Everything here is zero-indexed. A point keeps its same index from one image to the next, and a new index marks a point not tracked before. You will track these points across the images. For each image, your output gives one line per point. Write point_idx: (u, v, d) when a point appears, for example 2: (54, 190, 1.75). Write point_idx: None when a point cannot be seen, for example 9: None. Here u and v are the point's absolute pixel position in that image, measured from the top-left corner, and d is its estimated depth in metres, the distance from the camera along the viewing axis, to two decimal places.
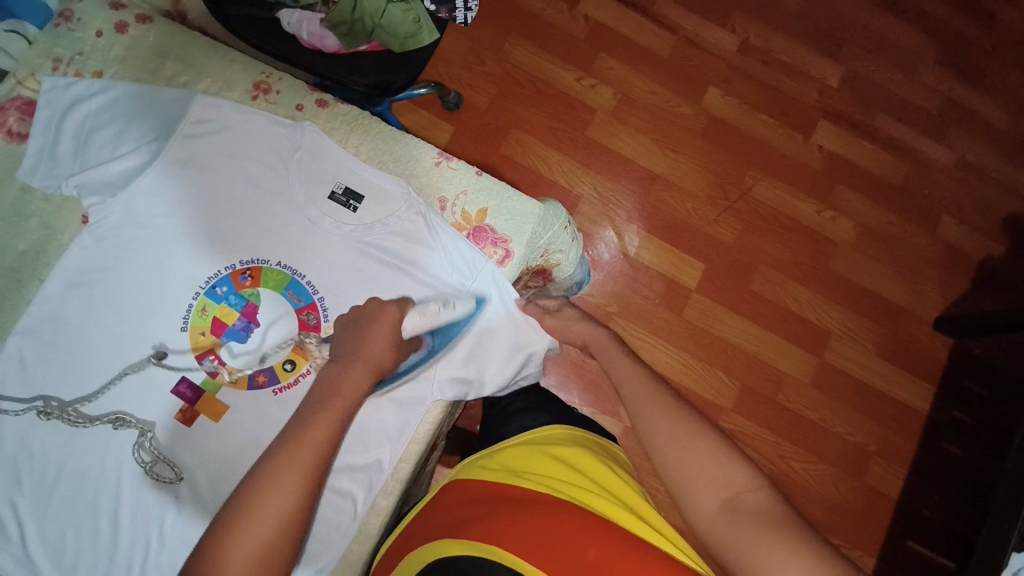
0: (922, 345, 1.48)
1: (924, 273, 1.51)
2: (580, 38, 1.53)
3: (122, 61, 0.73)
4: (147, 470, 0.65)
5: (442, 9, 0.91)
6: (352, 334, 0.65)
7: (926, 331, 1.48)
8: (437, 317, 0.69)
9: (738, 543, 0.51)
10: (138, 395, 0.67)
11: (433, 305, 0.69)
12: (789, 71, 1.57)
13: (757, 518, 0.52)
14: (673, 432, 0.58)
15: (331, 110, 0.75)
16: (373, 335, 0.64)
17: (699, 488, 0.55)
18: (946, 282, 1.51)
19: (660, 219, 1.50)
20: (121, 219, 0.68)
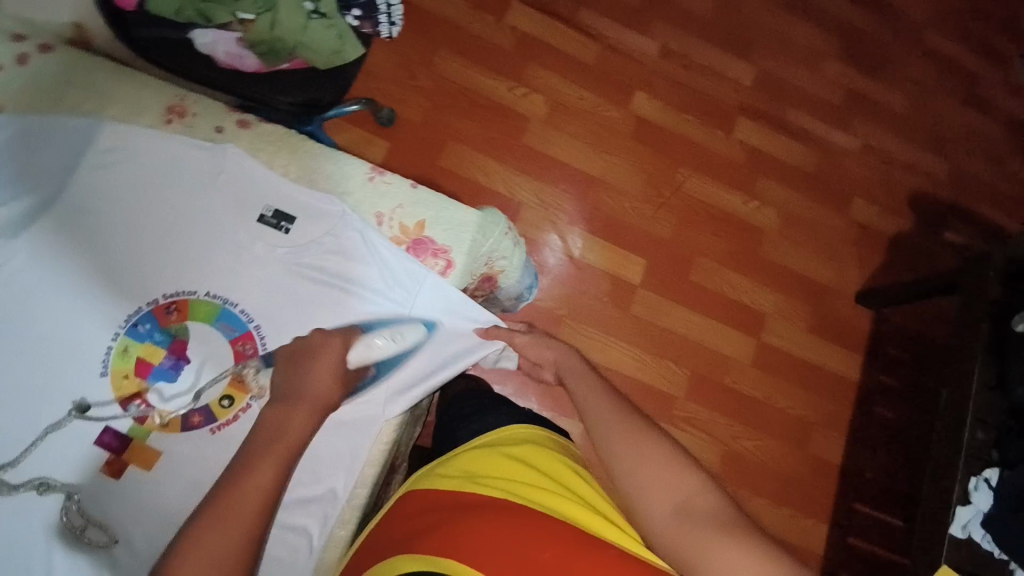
0: (848, 319, 1.60)
1: (843, 251, 1.64)
2: (508, 49, 1.56)
3: (18, 92, 0.67)
4: (76, 533, 0.60)
5: (365, 23, 0.89)
6: (289, 371, 0.63)
7: (850, 305, 1.61)
8: (383, 350, 0.68)
9: (692, 544, 0.54)
10: (59, 453, 0.61)
11: (380, 337, 0.68)
12: (707, 72, 1.67)
13: (706, 524, 0.55)
14: (628, 441, 0.62)
15: (254, 130, 0.72)
16: (316, 371, 0.62)
17: (652, 495, 0.58)
18: (863, 259, 1.64)
19: (600, 220, 1.54)
20: (27, 262, 0.63)
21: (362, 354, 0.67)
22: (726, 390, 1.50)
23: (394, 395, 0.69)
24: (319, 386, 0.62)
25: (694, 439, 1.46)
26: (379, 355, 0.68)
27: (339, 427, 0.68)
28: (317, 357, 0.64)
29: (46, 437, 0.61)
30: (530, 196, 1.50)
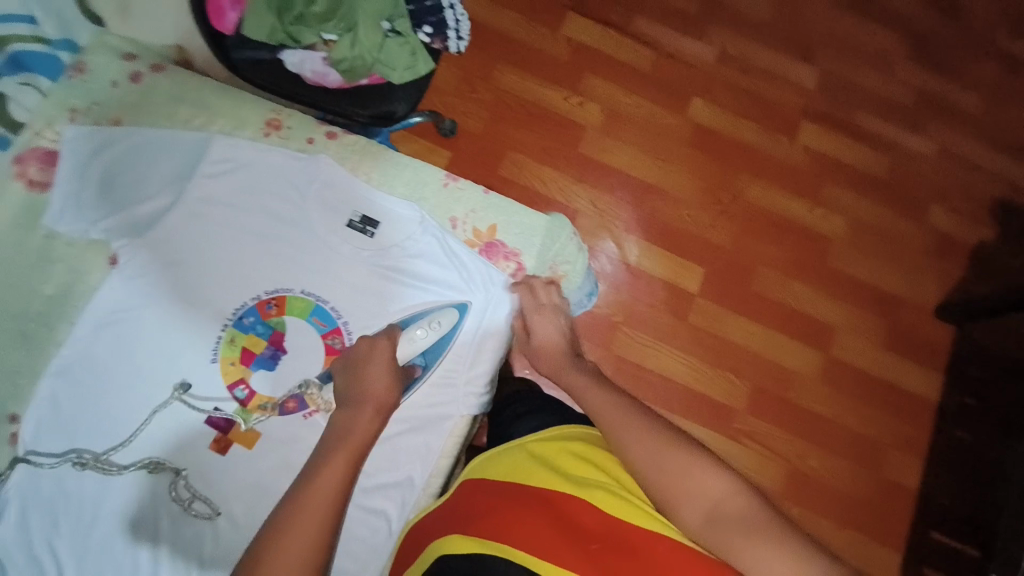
0: (924, 333, 1.51)
1: (917, 262, 1.55)
2: (565, 59, 1.59)
3: (138, 109, 0.74)
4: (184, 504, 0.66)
5: (436, 39, 0.96)
6: (348, 378, 0.65)
7: (924, 319, 1.51)
8: (425, 339, 0.71)
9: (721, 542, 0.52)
10: (167, 436, 0.68)
11: (417, 327, 0.71)
12: (767, 77, 1.64)
13: (743, 523, 0.53)
14: (646, 444, 0.60)
15: (340, 141, 0.78)
16: (371, 374, 0.64)
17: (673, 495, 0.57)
18: (940, 270, 1.55)
19: (656, 227, 1.53)
20: (150, 259, 0.70)
21: (406, 348, 0.70)
22: (788, 403, 1.45)
23: (468, 390, 0.73)
24: (378, 388, 0.63)
25: (752, 453, 1.41)
26: (422, 343, 0.70)
27: (415, 419, 0.72)
28: (372, 359, 0.66)
29: (157, 418, 0.68)
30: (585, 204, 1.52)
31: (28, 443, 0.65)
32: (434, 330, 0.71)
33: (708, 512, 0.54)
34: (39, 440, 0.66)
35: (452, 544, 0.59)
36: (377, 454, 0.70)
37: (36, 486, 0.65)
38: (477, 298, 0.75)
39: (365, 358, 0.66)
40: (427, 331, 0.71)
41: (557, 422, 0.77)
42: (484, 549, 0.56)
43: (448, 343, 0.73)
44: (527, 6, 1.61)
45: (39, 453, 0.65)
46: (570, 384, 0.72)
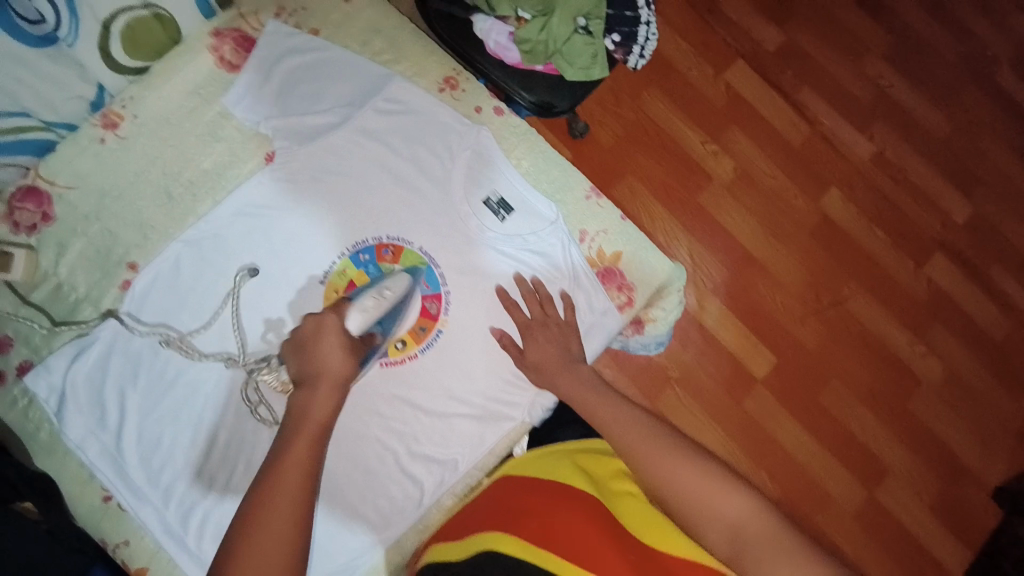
0: (977, 512, 1.41)
1: (996, 436, 1.45)
2: (717, 104, 1.54)
3: (337, 27, 0.77)
4: (249, 405, 0.67)
5: (618, 50, 0.94)
6: (300, 360, 0.60)
7: (982, 497, 1.42)
8: (378, 307, 0.65)
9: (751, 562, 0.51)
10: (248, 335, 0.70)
11: (370, 297, 0.65)
12: (917, 194, 1.55)
13: (774, 540, 0.51)
14: (660, 457, 0.59)
15: (506, 119, 0.78)
16: (324, 348, 0.59)
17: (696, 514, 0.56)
18: (1017, 453, 1.44)
19: (743, 301, 1.47)
20: (301, 168, 0.73)
21: (359, 319, 0.63)
22: (813, 527, 1.37)
23: (537, 402, 0.72)
24: (333, 364, 0.59)
25: None
26: (375, 311, 0.65)
27: (480, 408, 0.71)
28: (321, 336, 0.60)
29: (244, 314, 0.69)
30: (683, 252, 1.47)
31: (130, 305, 0.68)
32: (388, 296, 0.66)
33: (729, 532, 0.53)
34: (140, 304, 0.68)
35: (496, 543, 0.57)
36: (433, 426, 0.70)
37: (123, 344, 0.67)
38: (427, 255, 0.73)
39: (316, 334, 0.60)
40: (380, 298, 0.66)
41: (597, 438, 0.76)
42: (527, 556, 0.54)
43: (399, 309, 0.68)
44: (699, 40, 1.56)
45: (135, 317, 0.68)
46: (570, 396, 0.68)
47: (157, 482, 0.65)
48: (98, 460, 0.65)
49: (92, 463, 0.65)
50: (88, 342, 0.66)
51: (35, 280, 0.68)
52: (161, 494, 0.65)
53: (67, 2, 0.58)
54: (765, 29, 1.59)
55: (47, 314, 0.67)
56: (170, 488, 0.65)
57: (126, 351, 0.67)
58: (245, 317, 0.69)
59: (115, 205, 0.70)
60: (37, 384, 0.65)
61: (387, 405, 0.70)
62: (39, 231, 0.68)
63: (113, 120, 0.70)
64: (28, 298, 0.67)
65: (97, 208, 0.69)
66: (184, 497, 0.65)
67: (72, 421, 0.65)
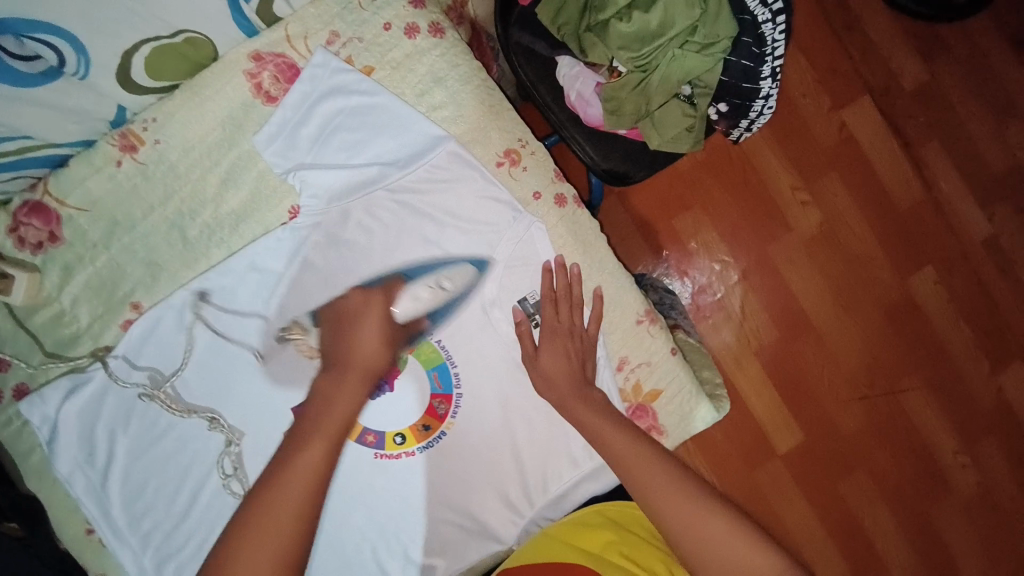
0: None
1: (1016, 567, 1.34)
2: (823, 146, 1.32)
3: (397, 68, 0.65)
4: (224, 477, 0.66)
5: (721, 122, 0.81)
6: (335, 333, 0.62)
7: None
8: (429, 296, 0.65)
9: None
10: (242, 397, 0.67)
11: (424, 286, 0.65)
12: (1019, 293, 1.36)
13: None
14: (684, 508, 0.57)
15: (564, 211, 0.68)
16: (359, 335, 0.61)
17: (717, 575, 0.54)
18: None
19: (786, 371, 1.32)
20: (323, 227, 0.66)
21: (409, 306, 0.64)
22: None
23: (529, 526, 0.70)
24: (365, 351, 0.60)
25: None
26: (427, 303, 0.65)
27: (469, 521, 0.69)
28: (362, 321, 0.62)
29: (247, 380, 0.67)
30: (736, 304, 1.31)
31: (127, 347, 0.65)
32: (444, 290, 0.66)
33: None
34: (139, 344, 0.65)
35: None
36: (419, 527, 0.68)
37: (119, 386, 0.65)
38: (501, 264, 0.67)
39: (360, 311, 0.62)
40: (435, 289, 0.65)
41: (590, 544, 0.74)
42: None
43: (458, 302, 0.67)
44: (824, 64, 1.31)
45: (129, 363, 0.65)
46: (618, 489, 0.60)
47: (137, 527, 0.65)
48: (82, 496, 0.64)
49: (76, 498, 0.64)
50: (85, 380, 0.64)
51: (36, 303, 0.64)
52: (140, 538, 0.65)
53: (71, 42, 0.53)
54: (907, 60, 1.32)
55: (38, 344, 0.64)
56: (149, 535, 0.66)
57: (119, 396, 0.65)
58: (245, 375, 0.67)
59: (124, 238, 0.64)
60: (30, 411, 0.63)
61: (377, 496, 0.68)
62: (44, 250, 0.63)
63: (132, 141, 0.63)
64: (26, 322, 0.64)
65: (106, 237, 0.64)
66: (162, 546, 0.66)
67: (63, 453, 0.64)
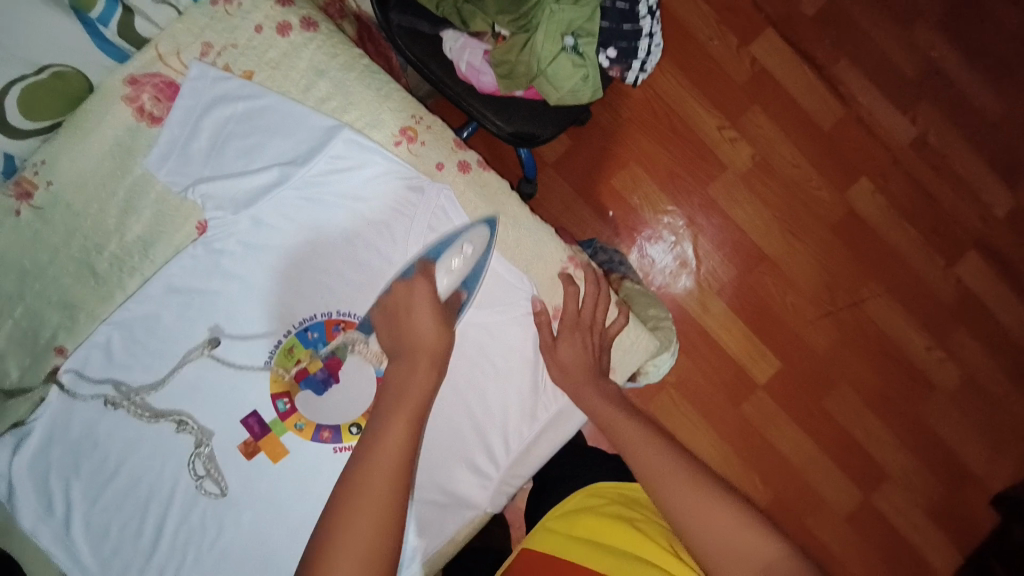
0: (977, 519, 1.30)
1: (1014, 448, 1.31)
2: (738, 82, 1.33)
3: (276, 67, 0.66)
4: (197, 478, 0.67)
5: (615, 67, 0.81)
6: (392, 328, 0.62)
7: (984, 503, 1.30)
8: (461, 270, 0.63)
9: (691, 514, 0.58)
10: (199, 399, 0.68)
11: (454, 257, 0.62)
12: (958, 183, 1.34)
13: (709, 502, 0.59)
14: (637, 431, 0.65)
15: (471, 176, 0.68)
16: (417, 321, 0.61)
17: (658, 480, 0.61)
18: None
19: (749, 302, 1.32)
20: (237, 236, 0.67)
21: (446, 281, 0.62)
22: (805, 530, 1.29)
23: (501, 487, 0.71)
24: (428, 339, 0.60)
25: None
26: (459, 273, 0.63)
27: (441, 494, 0.70)
28: (415, 307, 0.61)
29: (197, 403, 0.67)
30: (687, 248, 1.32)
31: (72, 374, 0.65)
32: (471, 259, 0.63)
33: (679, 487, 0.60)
34: (85, 364, 0.66)
35: None
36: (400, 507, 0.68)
37: (68, 423, 0.65)
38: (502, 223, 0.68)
39: (410, 301, 0.62)
40: (463, 259, 0.63)
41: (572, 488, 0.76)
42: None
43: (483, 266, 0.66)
44: (722, 3, 1.34)
45: (80, 382, 0.66)
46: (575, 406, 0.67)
47: (109, 568, 0.66)
48: (51, 547, 0.64)
49: (46, 550, 0.64)
50: (29, 433, 0.64)
51: None
52: None
53: None
54: None
55: None
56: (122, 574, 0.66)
57: (68, 440, 0.65)
58: (190, 391, 0.68)
59: (36, 286, 0.63)
60: None
61: None
62: None
63: (26, 189, 0.62)
64: None
65: (19, 287, 0.63)
66: None
67: (24, 509, 0.64)
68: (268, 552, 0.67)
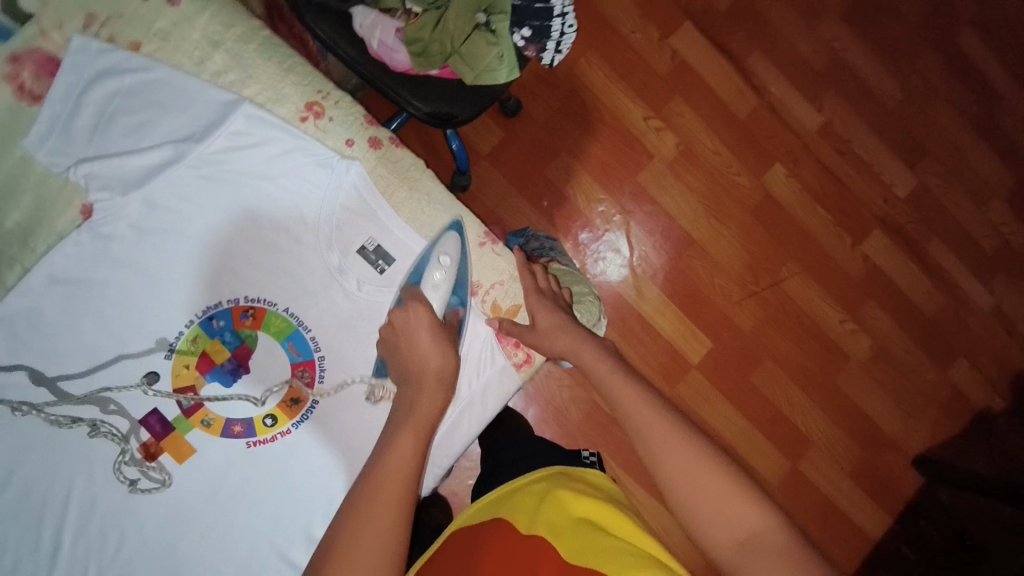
0: (896, 479, 1.39)
1: (924, 409, 1.42)
2: (660, 73, 1.38)
3: (166, 38, 0.63)
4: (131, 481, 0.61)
5: (530, 46, 0.79)
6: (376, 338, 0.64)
7: (902, 463, 1.40)
8: (445, 279, 0.66)
9: (690, 479, 0.55)
10: (122, 370, 0.63)
11: (436, 271, 0.65)
12: (862, 168, 1.44)
13: (708, 472, 0.55)
14: (628, 390, 0.62)
15: (384, 153, 0.67)
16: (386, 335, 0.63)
17: (659, 444, 0.57)
18: (937, 423, 1.41)
19: (680, 285, 1.36)
20: (127, 221, 0.62)
21: (437, 296, 0.66)
22: None
23: (429, 469, 0.70)
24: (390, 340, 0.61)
25: None
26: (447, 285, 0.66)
27: None
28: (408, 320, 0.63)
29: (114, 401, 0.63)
30: (618, 234, 1.35)
31: None
32: (450, 264, 0.65)
33: (681, 453, 0.56)
34: None
35: None
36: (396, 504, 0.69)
37: None
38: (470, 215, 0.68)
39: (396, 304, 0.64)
40: (442, 267, 0.65)
41: (509, 468, 0.76)
42: None
43: (466, 268, 0.67)
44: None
45: None
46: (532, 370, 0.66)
47: None
48: None
49: None
50: None
51: None
52: None
53: None
54: None
55: None
56: None
57: None
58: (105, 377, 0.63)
59: None
60: None
61: (263, 485, 0.65)
62: None
63: None
64: None
65: None
66: None
67: None
68: (179, 561, 0.63)
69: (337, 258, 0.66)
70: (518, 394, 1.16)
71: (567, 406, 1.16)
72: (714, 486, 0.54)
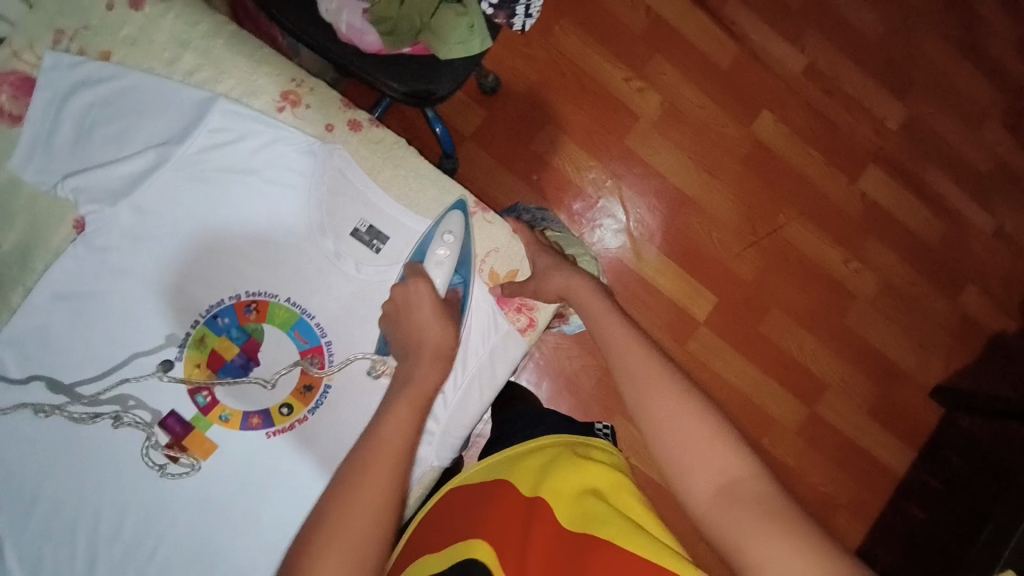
0: (915, 409, 1.39)
1: (936, 337, 1.41)
2: (636, 32, 1.36)
3: (134, 44, 0.64)
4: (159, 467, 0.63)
5: (499, 13, 0.79)
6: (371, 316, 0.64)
7: (918, 392, 1.40)
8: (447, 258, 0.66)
9: (676, 421, 0.53)
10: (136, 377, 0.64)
11: (439, 249, 0.66)
12: (850, 104, 1.42)
13: (692, 419, 0.53)
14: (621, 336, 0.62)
15: (364, 134, 0.68)
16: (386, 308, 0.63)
17: (648, 388, 0.56)
18: (950, 350, 1.41)
19: (679, 244, 1.36)
20: (120, 230, 0.63)
21: (438, 273, 0.66)
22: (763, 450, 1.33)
23: (447, 439, 0.70)
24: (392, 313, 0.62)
25: None
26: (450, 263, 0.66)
27: None
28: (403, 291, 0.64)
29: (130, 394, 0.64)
30: (611, 199, 1.34)
31: None
32: (451, 242, 0.66)
33: (667, 399, 0.55)
34: None
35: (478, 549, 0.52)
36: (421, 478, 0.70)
37: None
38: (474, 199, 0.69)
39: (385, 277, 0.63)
40: (444, 246, 0.66)
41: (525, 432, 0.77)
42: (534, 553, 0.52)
43: (468, 251, 0.68)
44: None
45: None
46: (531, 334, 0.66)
47: None
48: None
49: None
50: None
51: None
52: None
53: None
54: None
55: None
56: None
57: None
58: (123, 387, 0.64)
59: None
60: None
61: (287, 473, 0.66)
62: None
63: None
64: None
65: None
66: None
67: None
68: (214, 555, 0.64)
69: (331, 242, 0.67)
70: (530, 369, 1.17)
71: (579, 374, 1.17)
72: (697, 431, 0.52)
